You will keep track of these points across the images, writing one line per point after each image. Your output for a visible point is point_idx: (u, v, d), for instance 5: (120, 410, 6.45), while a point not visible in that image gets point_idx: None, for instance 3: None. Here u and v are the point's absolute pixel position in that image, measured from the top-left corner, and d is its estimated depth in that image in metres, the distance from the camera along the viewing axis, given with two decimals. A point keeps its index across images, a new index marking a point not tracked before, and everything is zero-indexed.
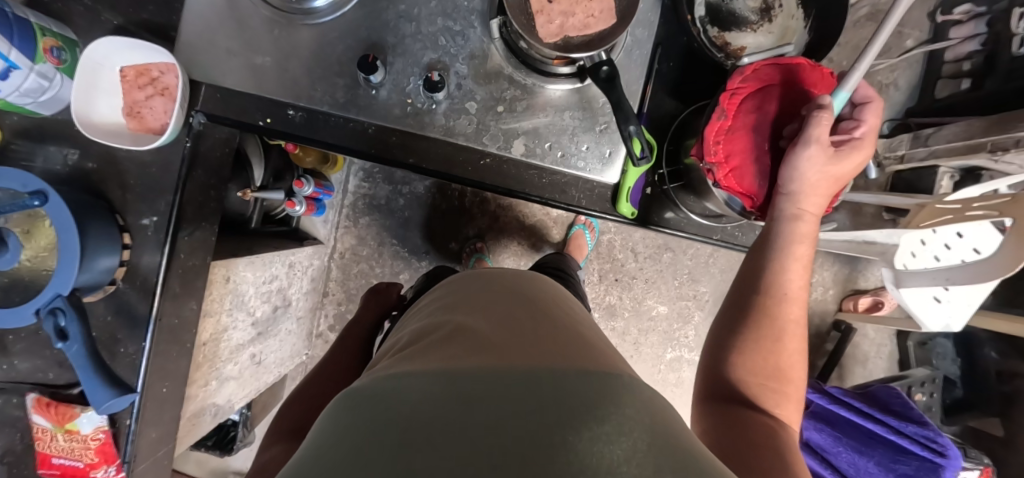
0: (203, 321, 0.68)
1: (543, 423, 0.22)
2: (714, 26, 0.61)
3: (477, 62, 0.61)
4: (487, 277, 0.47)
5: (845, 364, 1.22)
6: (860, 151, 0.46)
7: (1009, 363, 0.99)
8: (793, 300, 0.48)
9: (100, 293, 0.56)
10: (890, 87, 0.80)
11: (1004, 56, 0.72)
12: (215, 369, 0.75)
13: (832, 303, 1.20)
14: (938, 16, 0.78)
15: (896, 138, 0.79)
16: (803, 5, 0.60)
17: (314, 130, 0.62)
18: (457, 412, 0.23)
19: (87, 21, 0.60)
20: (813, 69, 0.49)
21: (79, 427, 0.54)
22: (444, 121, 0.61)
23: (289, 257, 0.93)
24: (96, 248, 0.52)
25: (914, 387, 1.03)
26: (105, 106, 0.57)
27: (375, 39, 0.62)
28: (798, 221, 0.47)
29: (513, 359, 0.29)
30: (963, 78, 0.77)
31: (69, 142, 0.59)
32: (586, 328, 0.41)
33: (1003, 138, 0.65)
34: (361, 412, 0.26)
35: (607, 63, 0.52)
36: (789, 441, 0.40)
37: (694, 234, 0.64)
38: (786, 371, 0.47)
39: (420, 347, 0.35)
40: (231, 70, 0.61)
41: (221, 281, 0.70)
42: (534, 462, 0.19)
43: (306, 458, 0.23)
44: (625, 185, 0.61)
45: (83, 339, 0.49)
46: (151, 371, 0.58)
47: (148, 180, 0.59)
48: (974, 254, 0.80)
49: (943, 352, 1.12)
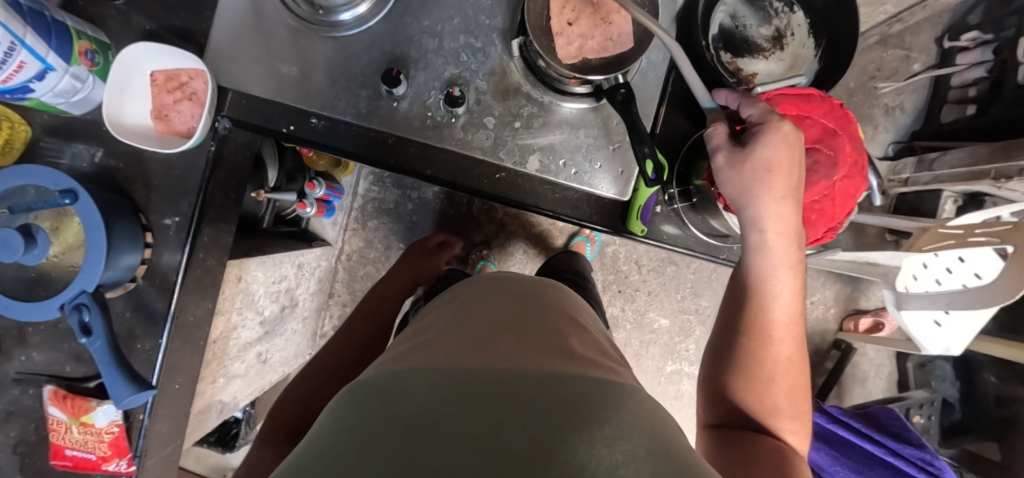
0: (215, 318, 0.73)
1: (546, 426, 0.22)
2: (728, 52, 0.61)
3: (496, 78, 0.62)
4: (488, 282, 0.47)
5: (844, 384, 1.21)
6: (856, 180, 0.48)
7: (1008, 387, 0.99)
8: (779, 338, 0.47)
9: (122, 290, 0.58)
10: (895, 109, 0.88)
11: (1009, 83, 0.72)
12: (223, 366, 0.78)
13: (833, 322, 1.19)
14: (948, 41, 0.84)
15: (901, 162, 0.83)
16: (814, 34, 0.62)
17: (335, 139, 0.64)
18: (460, 412, 0.24)
19: (120, 25, 0.61)
20: (823, 100, 0.50)
21: (94, 420, 0.55)
22: (462, 135, 0.62)
23: (299, 258, 0.95)
24: (121, 246, 0.53)
25: (913, 409, 1.02)
26: (135, 110, 0.59)
27: (398, 52, 0.62)
28: (779, 243, 0.44)
29: (511, 361, 0.30)
30: (970, 104, 0.79)
31: (95, 141, 0.60)
32: (589, 334, 0.41)
33: (1005, 166, 0.65)
34: (366, 406, 0.26)
35: (624, 86, 0.53)
36: (797, 465, 0.42)
37: (702, 252, 0.66)
38: (786, 400, 0.47)
39: (428, 343, 0.35)
40: (257, 77, 0.62)
41: (234, 280, 0.74)
42: (530, 463, 0.19)
43: (311, 449, 0.24)
44: (636, 203, 0.62)
45: (106, 335, 0.50)
46: (166, 367, 0.59)
47: (173, 180, 0.60)
48: (975, 279, 0.78)
49: (942, 375, 1.12)
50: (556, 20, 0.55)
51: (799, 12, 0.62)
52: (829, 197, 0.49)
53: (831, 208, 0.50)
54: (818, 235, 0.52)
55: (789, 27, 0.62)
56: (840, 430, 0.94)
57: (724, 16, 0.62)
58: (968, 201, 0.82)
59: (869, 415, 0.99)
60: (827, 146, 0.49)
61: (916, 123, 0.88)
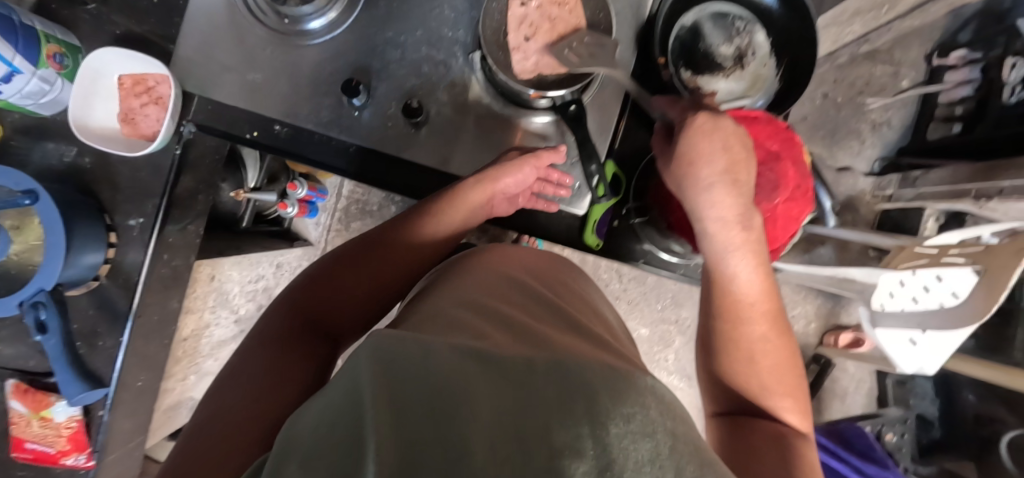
0: (185, 317, 0.81)
1: (578, 408, 0.19)
2: (687, 69, 0.62)
3: (457, 90, 0.61)
4: (490, 249, 0.43)
5: (823, 398, 1.05)
6: (796, 203, 0.50)
7: (988, 407, 0.91)
8: (753, 316, 0.42)
9: (83, 289, 0.55)
10: (882, 125, 0.94)
11: (993, 104, 0.77)
12: (195, 363, 0.83)
13: (812, 336, 1.04)
14: (936, 58, 0.87)
15: (886, 178, 0.90)
16: (776, 53, 0.61)
17: (299, 146, 0.62)
18: (486, 387, 0.19)
19: (92, 29, 0.59)
20: (768, 123, 0.51)
21: (53, 415, 0.54)
22: (426, 148, 0.61)
23: (277, 257, 0.90)
24: (83, 246, 0.50)
25: (885, 427, 0.97)
26: (103, 112, 0.57)
27: (362, 62, 0.61)
28: (720, 231, 0.42)
29: (527, 330, 0.26)
30: (954, 122, 0.84)
31: (65, 141, 0.57)
32: (593, 314, 0.37)
33: (988, 187, 0.70)
34: (373, 357, 0.20)
35: (575, 102, 0.56)
36: (802, 452, 0.36)
37: (657, 268, 0.65)
38: (774, 378, 0.41)
39: (426, 308, 0.30)
40: (224, 84, 0.61)
41: (205, 280, 0.83)
42: (571, 440, 0.18)
43: (300, 435, 0.18)
44: (591, 218, 0.61)
45: (61, 333, 0.49)
46: (127, 363, 0.57)
47: (138, 183, 0.58)
48: (952, 299, 0.68)
49: (922, 392, 1.01)
50: (514, 36, 0.56)
51: (761, 31, 0.62)
52: (773, 218, 0.50)
53: (773, 229, 0.51)
54: None
55: (751, 45, 0.62)
56: None
57: (684, 31, 0.62)
58: (950, 219, 0.82)
59: (834, 429, 0.97)
60: (770, 169, 0.49)
61: (904, 138, 0.92)
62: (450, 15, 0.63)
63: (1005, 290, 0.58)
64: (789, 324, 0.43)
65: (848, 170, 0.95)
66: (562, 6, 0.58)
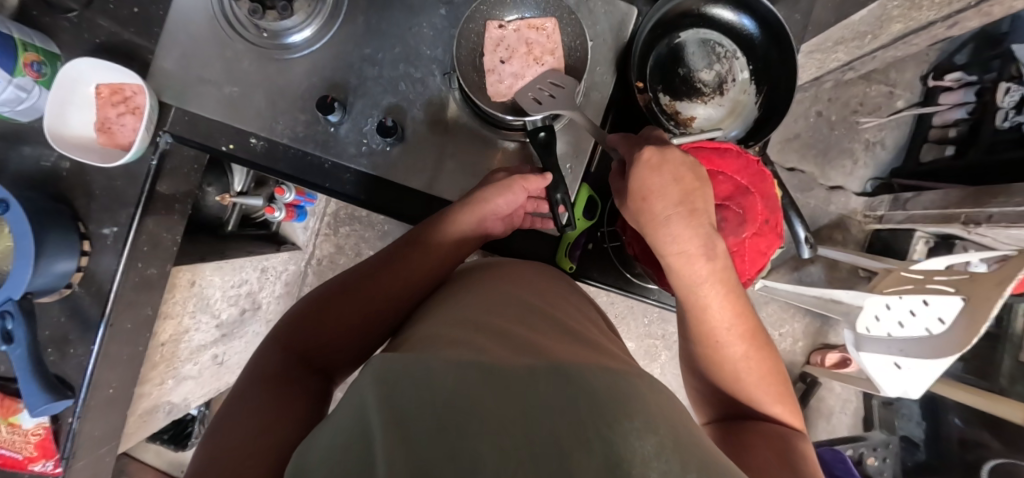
0: (162, 322, 0.68)
1: (588, 412, 0.18)
2: (667, 94, 0.63)
3: (433, 109, 0.61)
4: (490, 267, 0.42)
5: (809, 416, 1.04)
6: (765, 236, 0.52)
7: (973, 432, 0.92)
8: (729, 338, 0.40)
9: (56, 295, 0.56)
10: (876, 144, 0.98)
11: (987, 127, 0.83)
12: (173, 368, 0.74)
13: (800, 355, 1.05)
14: (932, 81, 0.94)
15: (878, 200, 0.93)
16: (755, 80, 0.63)
17: (275, 161, 0.60)
18: (485, 397, 0.19)
19: (72, 36, 0.59)
20: (739, 156, 0.52)
21: (21, 422, 0.57)
22: (403, 168, 0.60)
23: (263, 262, 0.85)
24: (54, 254, 0.51)
25: (866, 451, 0.95)
26: (81, 119, 0.56)
27: (338, 79, 0.61)
28: (682, 265, 0.39)
29: (531, 341, 0.26)
30: (947, 144, 0.91)
31: (45, 146, 0.57)
32: (597, 324, 0.37)
33: (976, 212, 0.71)
34: (367, 394, 0.20)
35: (545, 129, 0.52)
36: (801, 448, 0.36)
37: (631, 292, 0.64)
38: (764, 390, 0.41)
39: (425, 329, 0.30)
40: (202, 96, 0.60)
41: (184, 286, 0.69)
42: (581, 444, 0.16)
43: (310, 470, 0.18)
44: (566, 239, 0.61)
45: (27, 343, 0.49)
46: (98, 373, 0.57)
47: (115, 191, 0.58)
48: (937, 324, 0.72)
49: (908, 413, 1.02)
50: (489, 58, 0.57)
51: (742, 58, 0.63)
52: (741, 253, 0.51)
53: (740, 263, 0.52)
54: None
55: (731, 72, 0.63)
56: None
57: (665, 56, 0.63)
58: (938, 243, 0.86)
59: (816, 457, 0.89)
60: (737, 204, 0.50)
61: (897, 159, 0.97)
62: (429, 33, 0.61)
63: (988, 317, 0.61)
64: (767, 331, 0.42)
65: (841, 189, 0.97)
66: (541, 30, 0.58)
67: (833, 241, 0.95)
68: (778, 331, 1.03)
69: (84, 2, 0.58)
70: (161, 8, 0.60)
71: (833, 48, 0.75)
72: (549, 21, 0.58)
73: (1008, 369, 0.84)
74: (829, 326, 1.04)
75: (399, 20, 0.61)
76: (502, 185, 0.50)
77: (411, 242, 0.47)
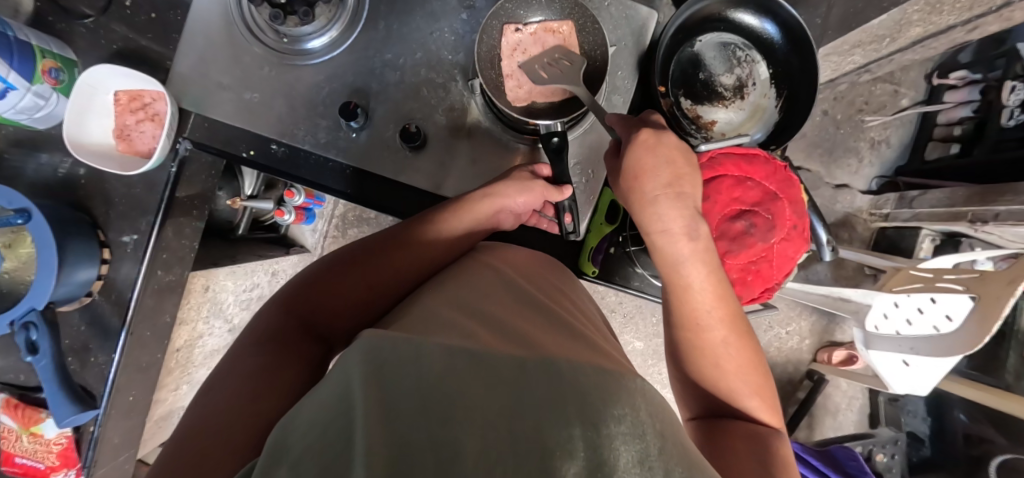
0: (179, 328, 0.81)
1: (565, 412, 0.19)
2: (687, 98, 0.63)
3: (455, 114, 0.61)
4: (481, 253, 0.42)
5: (815, 413, 1.04)
6: (793, 242, 0.52)
7: (978, 427, 0.91)
8: (709, 324, 0.41)
9: (77, 304, 0.57)
10: (881, 143, 0.97)
11: (992, 125, 0.82)
12: (187, 374, 0.84)
13: (807, 353, 1.04)
14: (937, 78, 0.93)
15: (883, 198, 0.93)
16: (776, 84, 0.63)
17: (294, 166, 0.62)
18: (465, 390, 0.19)
19: (89, 43, 0.60)
20: (767, 162, 0.52)
21: (43, 431, 0.59)
22: (422, 173, 0.61)
23: (273, 266, 0.88)
24: (76, 261, 0.53)
25: (876, 447, 0.92)
26: (98, 127, 0.58)
27: (359, 84, 0.61)
28: (667, 243, 0.42)
29: (522, 332, 0.26)
30: (953, 142, 0.90)
31: (62, 153, 0.59)
32: (587, 314, 0.37)
33: (982, 210, 0.71)
34: (353, 372, 0.20)
35: (558, 135, 0.52)
36: (775, 450, 0.35)
37: (651, 295, 0.66)
38: (743, 383, 0.40)
39: (418, 310, 0.30)
40: (221, 102, 0.60)
41: (199, 291, 0.81)
42: (563, 442, 0.17)
43: (290, 438, 0.18)
44: (586, 245, 0.62)
45: (52, 354, 0.51)
46: (118, 381, 0.59)
47: (132, 198, 0.60)
48: (945, 321, 0.73)
49: (913, 409, 1.00)
50: (507, 62, 0.56)
51: (762, 62, 0.63)
52: (768, 257, 0.51)
53: (768, 268, 0.52)
54: (754, 294, 0.53)
55: (751, 76, 0.63)
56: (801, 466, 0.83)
57: (685, 59, 0.63)
58: (944, 241, 0.86)
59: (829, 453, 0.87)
60: (765, 210, 0.51)
61: (901, 157, 0.96)
62: (450, 38, 0.62)
63: (998, 319, 0.61)
64: (749, 324, 0.42)
65: (847, 187, 0.96)
66: (557, 33, 0.57)
67: (840, 239, 0.96)
68: (785, 329, 1.03)
69: (99, 8, 0.59)
70: (177, 13, 0.62)
71: (850, 52, 0.75)
72: (562, 22, 0.57)
73: (1014, 365, 0.83)
74: (835, 323, 1.04)
75: (420, 23, 0.62)
76: (526, 184, 0.51)
77: (417, 223, 0.47)
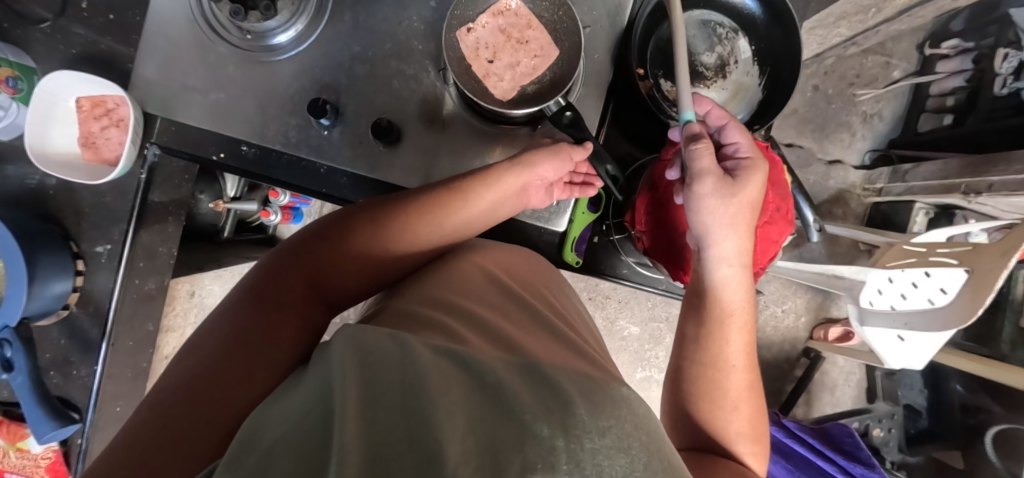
0: (163, 335, 0.82)
1: (544, 416, 0.18)
2: (668, 79, 0.61)
3: (430, 106, 0.60)
4: (466, 251, 0.41)
5: (812, 391, 1.05)
6: (777, 225, 0.51)
7: (975, 397, 0.91)
8: (734, 364, 0.41)
9: (53, 317, 0.57)
10: (873, 116, 0.97)
11: (986, 95, 0.81)
12: None
13: (803, 330, 1.05)
14: (928, 48, 0.92)
15: (876, 172, 0.93)
16: (758, 61, 0.62)
17: (267, 167, 0.60)
18: (442, 391, 0.19)
19: (46, 48, 0.58)
20: None
21: (29, 446, 0.61)
22: (399, 168, 0.59)
23: None
24: (49, 274, 0.52)
25: (871, 423, 0.93)
26: (59, 134, 0.56)
27: (328, 79, 0.60)
28: (724, 286, 0.42)
29: (512, 339, 0.26)
30: (946, 112, 0.90)
31: (27, 164, 0.57)
32: (581, 324, 0.37)
33: (977, 181, 0.70)
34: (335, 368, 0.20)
35: (570, 107, 0.51)
36: None
37: (638, 283, 0.66)
38: (748, 425, 0.40)
39: (411, 310, 0.30)
40: (188, 105, 0.59)
41: (184, 295, 0.83)
42: (544, 453, 0.16)
43: (264, 433, 0.18)
44: (569, 235, 0.61)
45: (28, 370, 0.51)
46: (103, 393, 0.58)
47: (104, 207, 0.59)
48: (940, 294, 0.73)
49: (910, 382, 1.02)
50: (477, 64, 0.56)
51: (743, 38, 0.62)
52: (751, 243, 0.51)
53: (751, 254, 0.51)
54: None
55: (732, 54, 0.62)
56: (797, 445, 0.84)
57: (664, 39, 0.62)
58: (938, 214, 0.85)
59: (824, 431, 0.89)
60: None
61: (893, 129, 0.97)
62: (421, 27, 0.60)
63: (992, 289, 0.60)
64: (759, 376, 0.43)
65: (840, 162, 0.96)
66: (507, 12, 0.56)
67: (834, 216, 0.96)
68: (780, 307, 1.03)
69: (56, 10, 0.57)
70: (136, 13, 0.59)
71: (835, 24, 0.75)
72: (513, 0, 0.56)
73: (1009, 335, 0.84)
74: (830, 300, 1.04)
75: (388, 12, 0.60)
76: (555, 150, 0.50)
77: (449, 186, 0.45)
